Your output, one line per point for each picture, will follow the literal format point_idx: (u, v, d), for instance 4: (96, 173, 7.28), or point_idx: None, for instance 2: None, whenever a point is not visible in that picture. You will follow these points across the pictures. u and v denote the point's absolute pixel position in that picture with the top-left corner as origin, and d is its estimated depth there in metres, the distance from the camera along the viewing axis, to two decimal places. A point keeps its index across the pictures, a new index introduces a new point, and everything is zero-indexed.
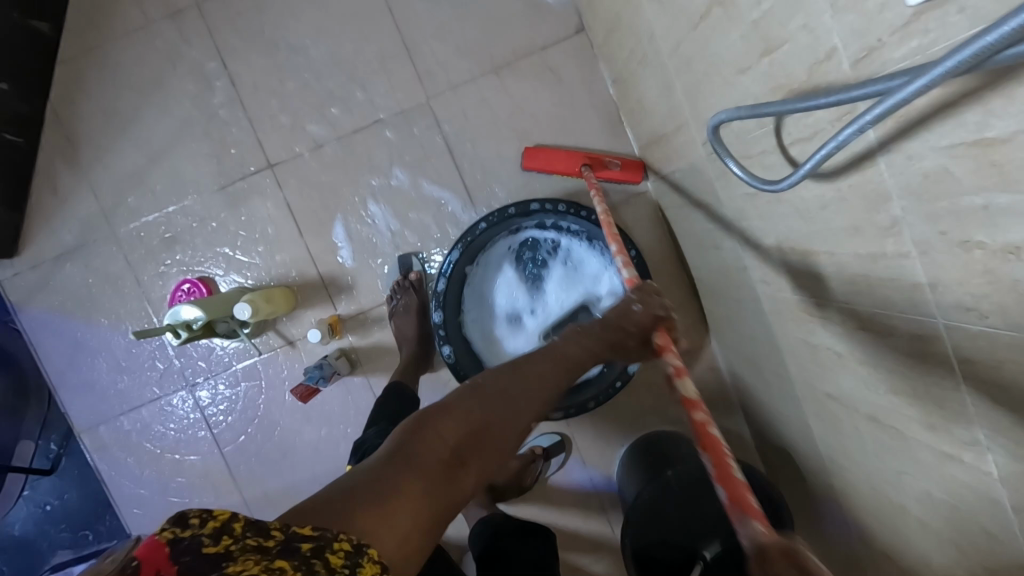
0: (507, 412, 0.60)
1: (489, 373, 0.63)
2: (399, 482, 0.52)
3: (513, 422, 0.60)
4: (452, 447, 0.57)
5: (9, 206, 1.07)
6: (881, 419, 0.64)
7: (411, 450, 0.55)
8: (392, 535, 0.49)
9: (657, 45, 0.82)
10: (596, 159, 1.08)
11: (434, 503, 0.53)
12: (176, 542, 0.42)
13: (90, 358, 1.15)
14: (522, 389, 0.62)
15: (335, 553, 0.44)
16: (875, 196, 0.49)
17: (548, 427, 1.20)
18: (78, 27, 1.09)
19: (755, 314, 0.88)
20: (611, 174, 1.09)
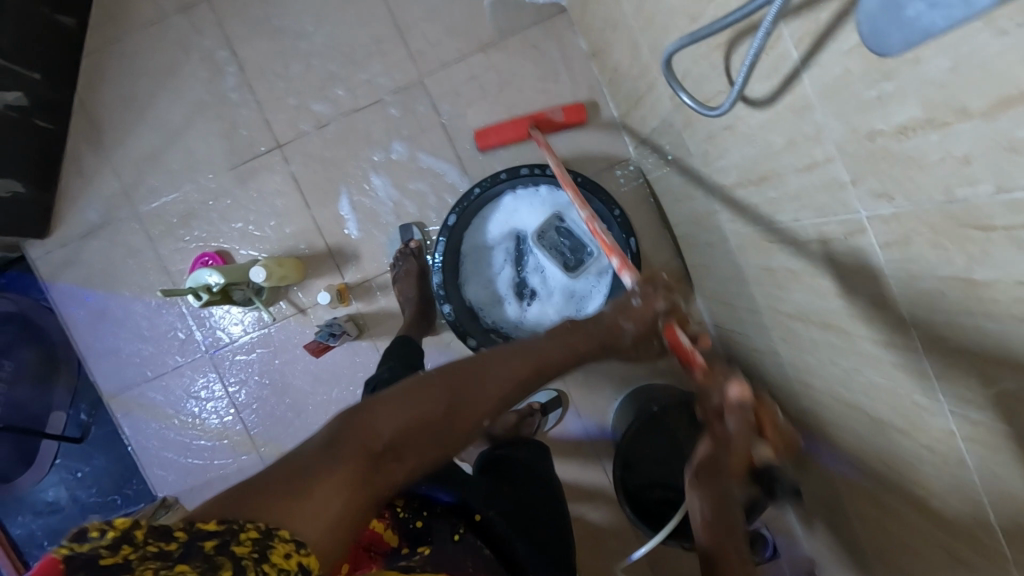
0: (452, 407, 0.63)
1: (464, 368, 0.67)
2: (327, 466, 0.55)
3: (455, 419, 0.64)
4: (389, 441, 0.60)
5: (40, 187, 1.16)
6: (832, 326, 0.71)
7: (350, 435, 0.58)
8: (314, 519, 0.52)
9: (626, 10, 0.90)
10: (539, 118, 1.17)
11: (359, 494, 0.56)
12: (71, 559, 0.40)
13: (116, 331, 1.24)
14: (474, 390, 0.65)
15: (242, 536, 0.46)
16: (803, 110, 0.57)
17: (545, 384, 1.27)
18: (100, 23, 1.19)
19: (727, 256, 0.95)
20: (556, 125, 1.18)
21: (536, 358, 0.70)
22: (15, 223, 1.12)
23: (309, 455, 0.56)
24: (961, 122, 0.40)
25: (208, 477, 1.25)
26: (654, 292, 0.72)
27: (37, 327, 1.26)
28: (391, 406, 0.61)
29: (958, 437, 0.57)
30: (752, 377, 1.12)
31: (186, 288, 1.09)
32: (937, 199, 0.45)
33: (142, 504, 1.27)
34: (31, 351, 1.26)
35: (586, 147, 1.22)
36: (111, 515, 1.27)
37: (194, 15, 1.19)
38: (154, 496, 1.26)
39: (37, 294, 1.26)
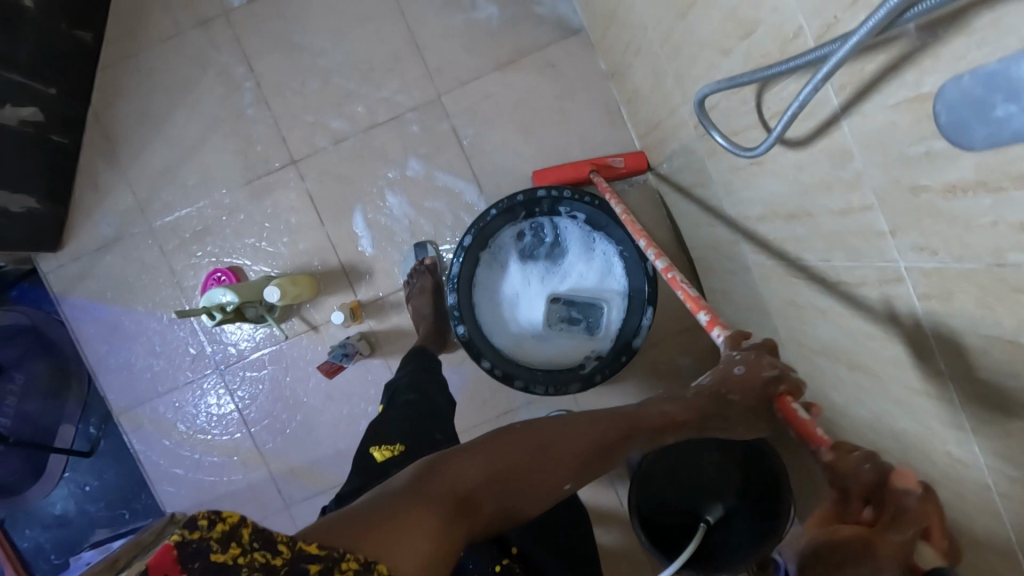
0: (541, 458, 0.63)
1: (547, 425, 0.67)
2: (413, 507, 0.53)
3: (546, 472, 0.63)
4: (474, 487, 0.59)
5: (54, 201, 1.15)
6: (861, 366, 0.70)
7: (434, 479, 0.58)
8: (406, 558, 0.48)
9: (650, 36, 0.89)
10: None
11: (446, 535, 0.53)
12: (184, 545, 0.40)
13: (127, 345, 1.23)
14: (561, 447, 0.65)
15: (347, 564, 0.44)
16: (841, 156, 0.56)
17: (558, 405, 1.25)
18: (116, 36, 1.18)
19: (748, 285, 0.94)
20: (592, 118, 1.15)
21: (628, 419, 0.69)
22: (28, 237, 1.11)
23: (392, 497, 0.55)
24: (1019, 189, 0.38)
25: (217, 493, 1.25)
26: (723, 324, 0.70)
27: (49, 340, 1.26)
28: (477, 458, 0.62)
29: (994, 491, 0.56)
30: None
31: (199, 306, 1.09)
32: (986, 260, 0.44)
33: (150, 519, 1.27)
34: (42, 363, 1.26)
35: None
36: (118, 529, 1.27)
37: (211, 30, 1.18)
38: (161, 511, 1.26)
39: (48, 307, 1.26)
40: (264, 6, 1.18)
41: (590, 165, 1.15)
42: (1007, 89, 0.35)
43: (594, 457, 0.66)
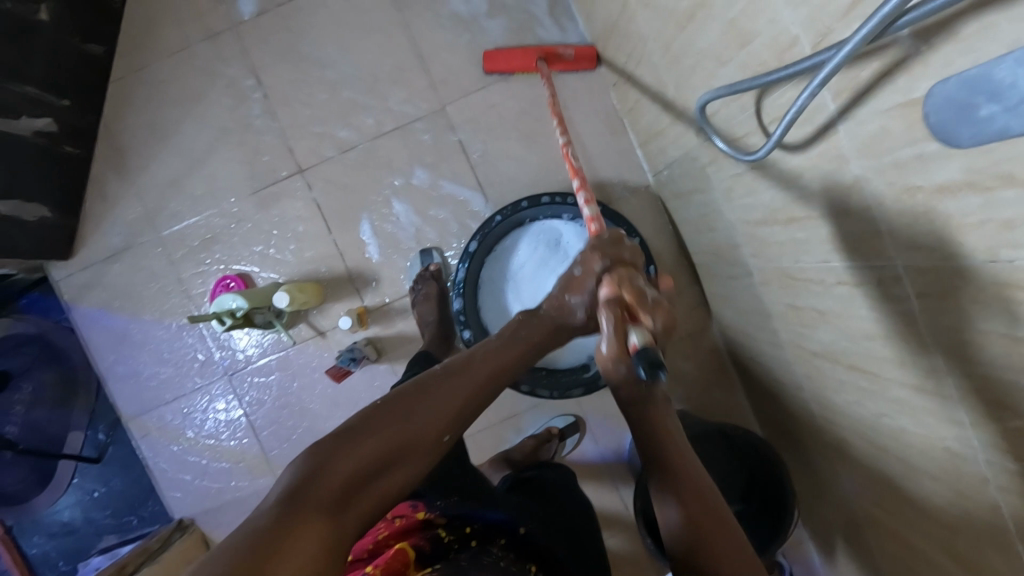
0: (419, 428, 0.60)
1: (418, 390, 0.63)
2: (293, 521, 0.50)
3: (425, 438, 0.60)
4: (352, 481, 0.56)
5: (66, 211, 1.17)
6: (860, 364, 0.71)
7: (307, 486, 0.53)
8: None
9: (649, 46, 0.92)
10: (550, 52, 1.17)
11: (333, 539, 0.52)
12: None
13: (136, 352, 1.24)
14: (428, 409, 0.61)
15: None
16: (837, 160, 0.58)
17: (563, 409, 1.26)
18: (127, 50, 1.21)
19: (749, 288, 0.96)
20: (565, 65, 1.18)
21: (495, 360, 0.67)
22: (41, 246, 1.13)
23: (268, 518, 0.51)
24: (1007, 189, 0.40)
25: (224, 499, 1.25)
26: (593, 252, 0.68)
27: (57, 347, 1.27)
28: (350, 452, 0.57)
29: (993, 485, 0.57)
30: (771, 405, 1.12)
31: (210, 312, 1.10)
32: (979, 257, 0.46)
33: (157, 525, 1.27)
34: (51, 370, 1.27)
35: (605, 175, 1.23)
36: (126, 536, 1.27)
37: (219, 43, 1.21)
38: (170, 518, 1.26)
39: (57, 315, 1.27)
40: (272, 19, 1.21)
41: (539, 52, 1.17)
42: (991, 91, 0.37)
43: (468, 406, 0.64)
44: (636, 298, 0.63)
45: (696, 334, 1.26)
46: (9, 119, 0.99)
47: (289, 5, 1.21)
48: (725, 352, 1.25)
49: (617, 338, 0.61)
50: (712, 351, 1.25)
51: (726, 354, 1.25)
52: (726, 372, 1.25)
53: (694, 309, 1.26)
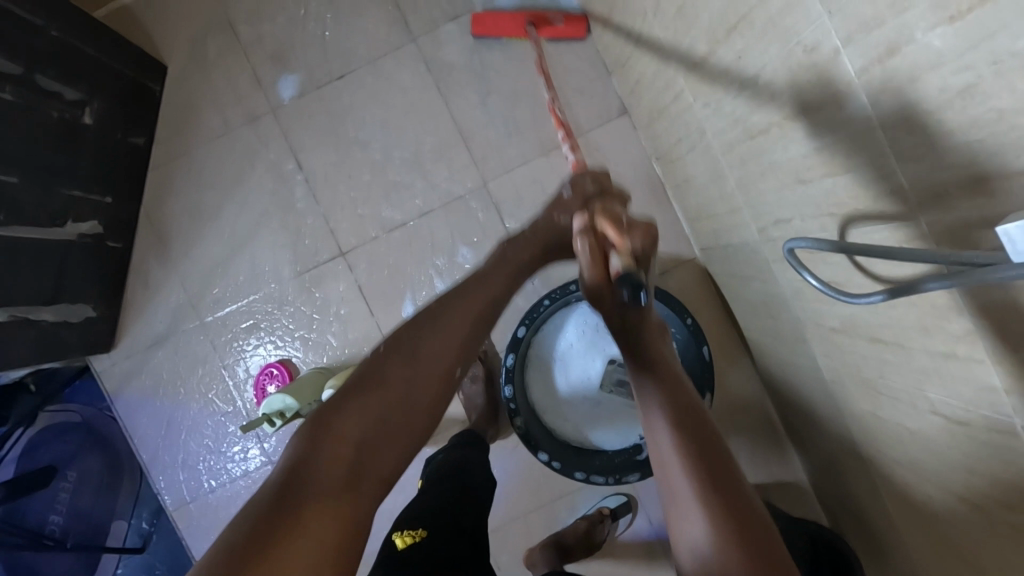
0: (436, 343, 0.64)
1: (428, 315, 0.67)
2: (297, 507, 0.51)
3: (444, 345, 0.64)
4: (370, 434, 0.57)
5: (109, 305, 1.16)
6: (954, 490, 0.68)
7: (291, 486, 0.52)
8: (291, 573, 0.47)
9: (707, 138, 0.90)
10: (539, 16, 1.15)
11: (341, 521, 0.52)
12: None
13: (181, 438, 1.23)
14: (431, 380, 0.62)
15: None
16: (945, 308, 0.55)
17: (614, 487, 1.24)
18: (166, 136, 1.20)
19: (816, 379, 0.93)
20: (555, 31, 1.16)
21: (474, 301, 0.68)
22: (86, 344, 1.12)
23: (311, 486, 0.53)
24: None
25: None
26: (584, 180, 0.73)
27: (100, 435, 1.27)
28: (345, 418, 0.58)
29: None
30: (834, 486, 1.09)
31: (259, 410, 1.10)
32: None
33: None
34: (95, 458, 1.26)
35: None
36: None
37: (259, 127, 1.20)
38: None
39: (101, 403, 1.27)
40: (311, 101, 1.20)
41: (527, 16, 1.14)
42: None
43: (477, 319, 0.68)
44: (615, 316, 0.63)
45: (749, 406, 1.23)
46: (56, 226, 0.99)
47: (329, 88, 1.20)
48: (779, 424, 1.22)
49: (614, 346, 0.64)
50: (765, 423, 1.23)
51: (780, 426, 1.23)
52: (781, 445, 1.22)
53: (745, 380, 1.23)
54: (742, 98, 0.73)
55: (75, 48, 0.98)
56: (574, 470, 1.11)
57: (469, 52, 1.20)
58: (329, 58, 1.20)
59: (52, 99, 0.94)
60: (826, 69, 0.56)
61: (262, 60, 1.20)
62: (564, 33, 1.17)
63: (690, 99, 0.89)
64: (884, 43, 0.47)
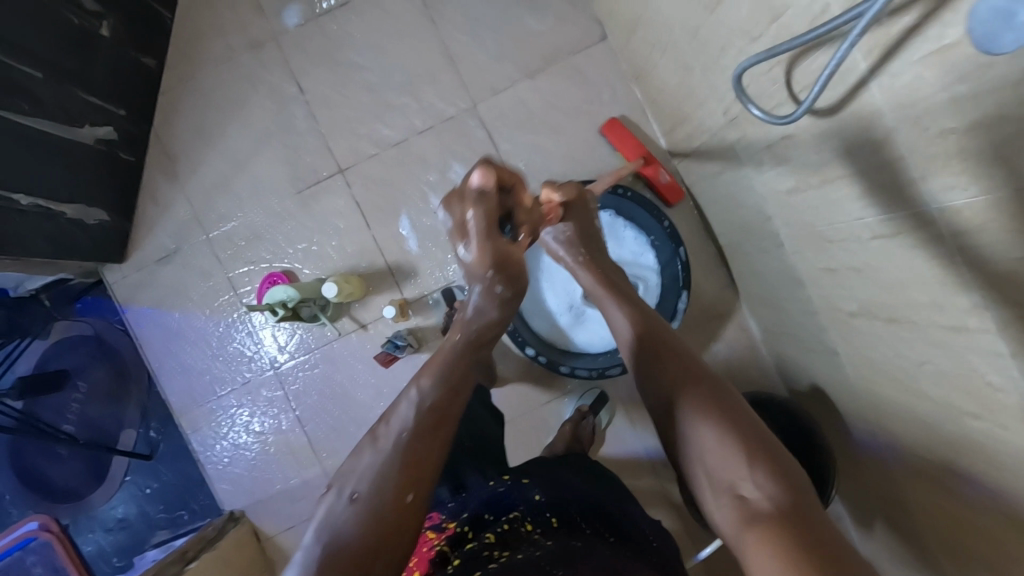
0: (463, 370, 0.72)
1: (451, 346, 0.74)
2: (388, 512, 0.61)
3: (468, 375, 0.72)
4: (422, 443, 0.66)
5: (121, 218, 1.24)
6: (894, 313, 0.75)
7: (377, 488, 0.62)
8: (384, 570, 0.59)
9: (675, 33, 0.97)
10: (653, 162, 1.24)
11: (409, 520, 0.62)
12: None
13: (187, 346, 1.29)
14: (450, 403, 0.69)
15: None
16: (872, 116, 0.62)
17: (587, 386, 1.29)
18: (174, 62, 1.27)
19: (779, 258, 1.00)
20: (659, 185, 1.25)
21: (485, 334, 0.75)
22: (99, 250, 1.19)
23: (372, 526, 0.60)
24: None
25: (273, 491, 1.30)
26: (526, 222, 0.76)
27: (110, 347, 1.32)
28: (380, 445, 0.66)
29: None
30: (804, 376, 1.16)
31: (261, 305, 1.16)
32: (1011, 185, 0.50)
33: (209, 518, 1.31)
34: (104, 369, 1.32)
35: (632, 163, 1.29)
36: (178, 530, 1.31)
37: (262, 53, 1.27)
38: (221, 510, 1.30)
39: (110, 317, 1.33)
40: (310, 26, 1.27)
41: (646, 153, 1.24)
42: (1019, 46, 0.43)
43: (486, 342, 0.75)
44: (506, 263, 0.71)
45: (726, 315, 1.30)
46: (75, 127, 1.06)
47: (327, 14, 1.27)
48: (754, 330, 1.30)
49: (500, 263, 0.71)
50: (741, 330, 1.30)
51: (754, 332, 1.30)
52: (756, 350, 1.29)
53: (722, 291, 1.31)
54: None
55: None
56: (558, 364, 1.20)
57: None
58: None
59: (72, 5, 1.01)
60: None
61: None
62: (663, 193, 1.26)
63: None
64: None
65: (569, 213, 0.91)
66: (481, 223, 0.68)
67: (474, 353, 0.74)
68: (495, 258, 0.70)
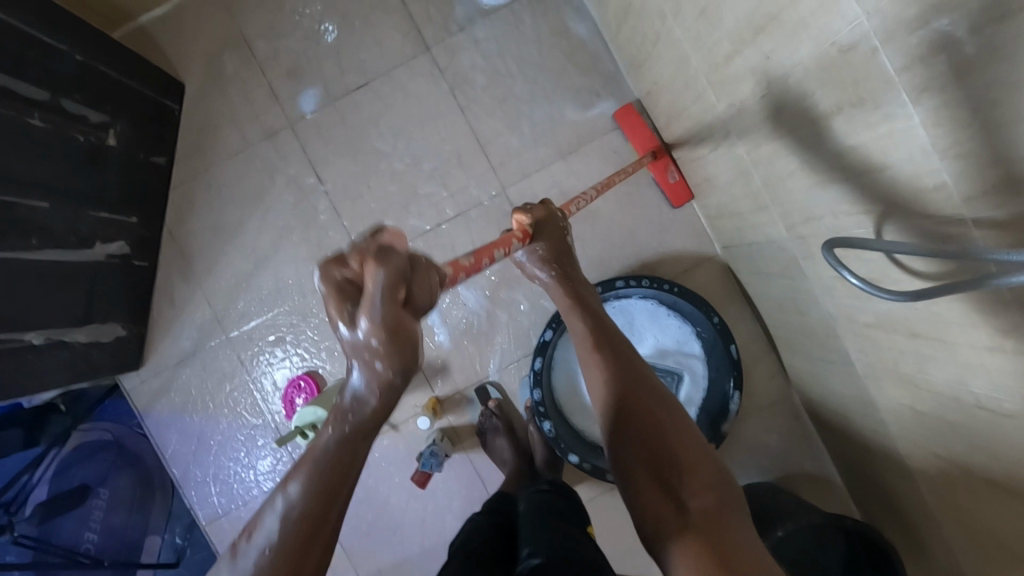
0: (338, 460, 0.58)
1: (312, 447, 0.59)
2: None
3: (349, 467, 0.59)
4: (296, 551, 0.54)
5: (138, 325, 1.18)
6: (999, 482, 0.67)
7: None
8: None
9: (730, 138, 0.90)
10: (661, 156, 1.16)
11: None
12: None
13: (212, 451, 1.24)
14: (331, 500, 0.57)
15: None
16: (993, 302, 0.55)
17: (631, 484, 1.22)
18: (186, 155, 1.21)
19: (847, 373, 0.93)
20: (664, 179, 1.16)
21: (363, 424, 0.60)
22: (117, 363, 1.14)
23: None
24: None
25: None
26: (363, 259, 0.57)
27: (131, 453, 1.27)
28: (240, 565, 0.55)
29: None
30: (866, 480, 1.08)
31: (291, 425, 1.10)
32: None
33: None
34: (126, 476, 1.27)
35: (674, 246, 1.21)
36: None
37: (278, 142, 1.20)
38: None
39: (130, 420, 1.27)
40: (330, 113, 1.20)
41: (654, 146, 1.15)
42: None
43: (355, 440, 0.60)
44: (389, 350, 0.58)
45: (776, 402, 1.23)
46: (85, 248, 1.00)
47: (347, 100, 1.20)
48: (807, 419, 1.22)
49: (392, 340, 0.57)
50: (793, 419, 1.22)
51: (807, 421, 1.22)
52: (810, 440, 1.22)
53: (772, 378, 1.23)
54: (770, 97, 0.73)
55: (100, 71, 0.99)
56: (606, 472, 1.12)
57: (484, 59, 1.20)
58: (345, 70, 1.20)
59: (78, 122, 0.95)
60: (862, 67, 0.56)
61: (278, 76, 1.20)
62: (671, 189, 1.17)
63: (713, 99, 0.88)
64: (927, 40, 0.48)
65: (547, 234, 0.90)
66: (382, 289, 0.56)
67: (355, 446, 0.60)
68: (390, 329, 0.57)
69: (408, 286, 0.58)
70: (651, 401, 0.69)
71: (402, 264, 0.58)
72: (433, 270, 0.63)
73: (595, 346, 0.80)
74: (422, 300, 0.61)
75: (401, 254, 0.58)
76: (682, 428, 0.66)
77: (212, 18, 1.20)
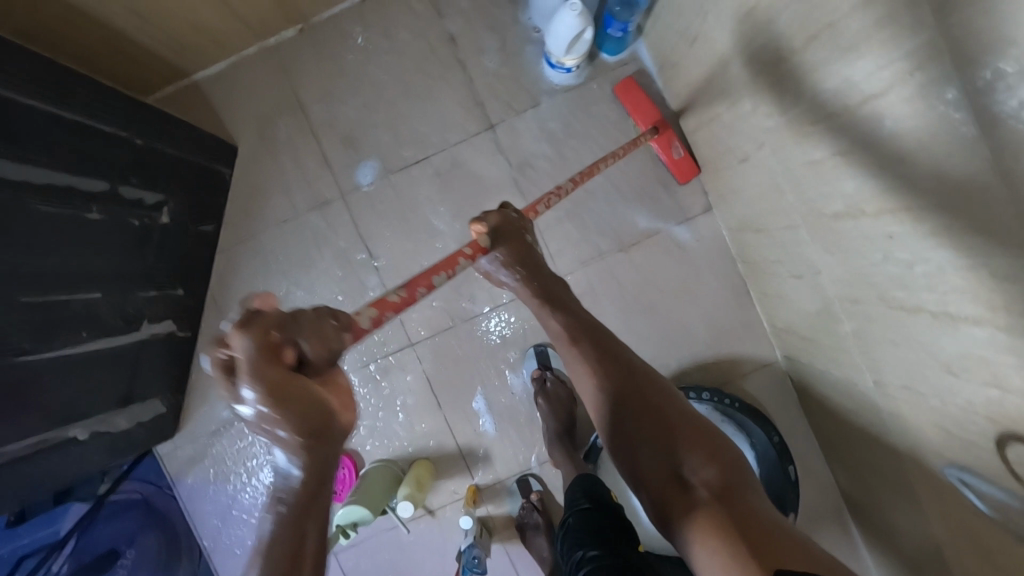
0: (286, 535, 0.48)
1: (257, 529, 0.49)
2: None
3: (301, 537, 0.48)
4: None
5: (176, 393, 1.15)
6: None
7: None
8: None
9: (819, 277, 0.85)
10: (665, 141, 1.07)
11: None
12: None
13: (241, 522, 1.21)
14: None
15: None
16: None
17: None
18: (234, 220, 1.17)
19: (917, 527, 0.88)
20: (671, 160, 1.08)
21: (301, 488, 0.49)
22: (154, 435, 1.11)
23: None
24: None
25: None
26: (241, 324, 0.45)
27: (161, 513, 1.23)
28: None
29: None
30: None
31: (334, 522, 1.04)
32: None
33: None
34: (154, 536, 1.23)
35: (733, 349, 1.16)
36: None
37: (329, 214, 1.16)
38: None
39: (160, 481, 1.23)
40: (384, 187, 1.15)
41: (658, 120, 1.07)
42: None
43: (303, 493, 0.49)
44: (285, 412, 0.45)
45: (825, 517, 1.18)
46: (131, 330, 0.96)
47: (403, 175, 1.15)
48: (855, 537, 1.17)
49: (285, 403, 0.45)
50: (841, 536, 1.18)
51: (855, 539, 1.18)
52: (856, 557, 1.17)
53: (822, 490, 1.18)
54: (884, 268, 0.68)
55: (156, 151, 0.94)
56: None
57: (548, 141, 1.15)
58: (403, 144, 1.15)
59: (133, 206, 0.91)
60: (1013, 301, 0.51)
61: (333, 144, 1.15)
62: (677, 167, 1.09)
63: (805, 237, 0.83)
64: None
65: (506, 241, 0.73)
66: (257, 358, 0.44)
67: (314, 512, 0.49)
68: (276, 395, 0.45)
69: (303, 343, 0.47)
70: (656, 417, 0.62)
71: (282, 325, 0.46)
72: (331, 314, 0.50)
73: (579, 344, 0.70)
74: (336, 349, 0.50)
75: (279, 311, 0.47)
76: (698, 450, 0.58)
77: (269, 79, 1.15)
